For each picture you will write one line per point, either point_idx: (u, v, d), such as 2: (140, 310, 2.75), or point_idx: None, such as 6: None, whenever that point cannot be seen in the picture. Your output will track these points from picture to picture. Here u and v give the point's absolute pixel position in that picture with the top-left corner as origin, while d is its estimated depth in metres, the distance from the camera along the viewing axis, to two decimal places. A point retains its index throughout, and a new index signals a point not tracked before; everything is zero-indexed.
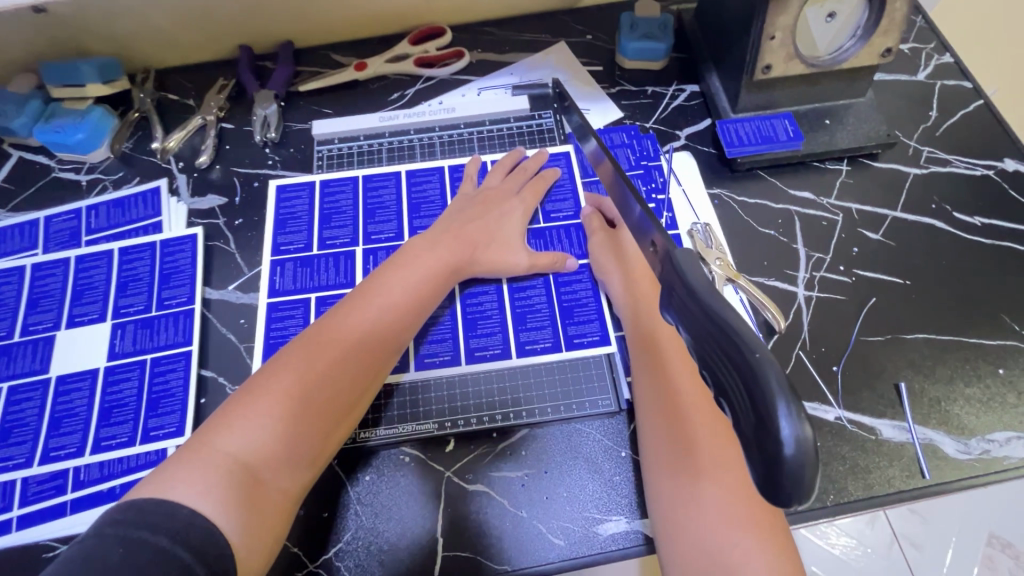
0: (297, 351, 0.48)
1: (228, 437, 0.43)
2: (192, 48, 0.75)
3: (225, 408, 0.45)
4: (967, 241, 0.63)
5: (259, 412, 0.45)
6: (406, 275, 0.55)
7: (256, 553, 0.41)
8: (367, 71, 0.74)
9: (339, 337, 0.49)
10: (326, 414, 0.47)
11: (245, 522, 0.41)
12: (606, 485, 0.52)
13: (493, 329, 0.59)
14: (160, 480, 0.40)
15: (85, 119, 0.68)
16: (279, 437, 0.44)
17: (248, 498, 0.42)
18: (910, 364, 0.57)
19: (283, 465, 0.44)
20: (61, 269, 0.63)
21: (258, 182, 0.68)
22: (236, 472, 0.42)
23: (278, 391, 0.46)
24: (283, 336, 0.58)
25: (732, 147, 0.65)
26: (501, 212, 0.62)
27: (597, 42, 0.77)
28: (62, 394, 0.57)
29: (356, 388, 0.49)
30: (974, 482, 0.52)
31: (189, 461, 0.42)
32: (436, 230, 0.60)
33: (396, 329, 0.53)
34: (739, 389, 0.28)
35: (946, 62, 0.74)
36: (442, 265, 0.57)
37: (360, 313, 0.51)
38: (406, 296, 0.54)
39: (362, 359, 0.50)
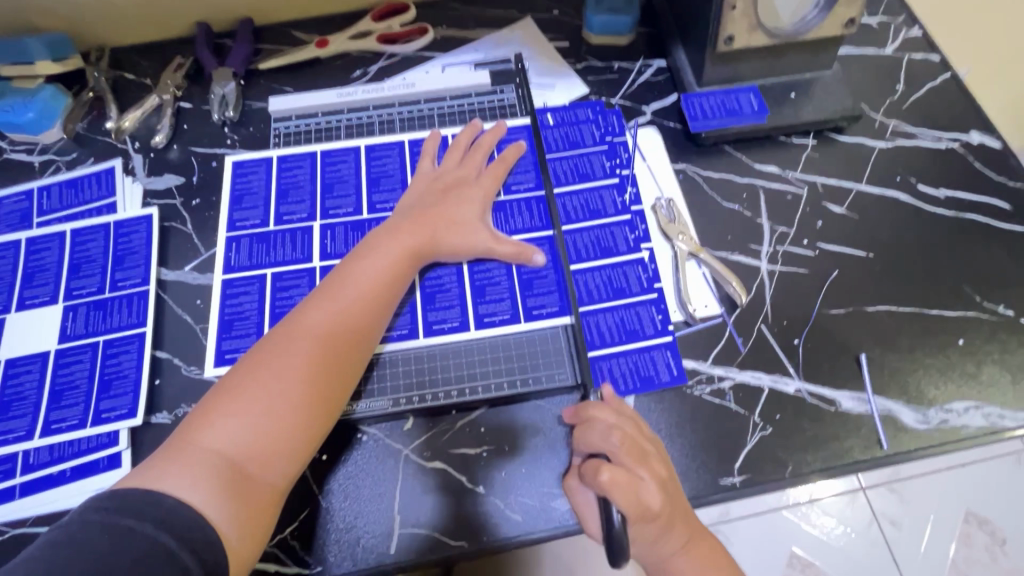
0: (276, 343, 0.48)
1: (211, 430, 0.43)
2: (147, 26, 0.73)
3: (206, 401, 0.45)
4: (930, 214, 0.62)
5: (239, 405, 0.44)
6: (379, 259, 0.54)
7: (248, 540, 0.42)
8: (329, 48, 0.73)
9: (312, 331, 0.49)
10: (307, 404, 0.46)
11: (235, 515, 0.41)
12: (565, 460, 0.52)
13: (451, 303, 0.58)
14: (146, 474, 0.41)
15: (35, 98, 0.67)
16: (261, 429, 0.44)
17: (235, 491, 0.42)
18: (871, 336, 0.57)
19: (269, 457, 0.44)
20: (11, 252, 0.61)
21: (216, 161, 0.67)
22: (220, 465, 0.42)
23: (256, 385, 0.45)
24: (239, 314, 0.57)
25: (696, 121, 0.65)
26: (460, 187, 0.60)
27: (563, 17, 0.75)
28: (11, 378, 0.55)
29: (337, 377, 0.48)
30: (932, 451, 0.52)
31: (172, 455, 0.42)
32: (401, 215, 0.58)
33: (373, 315, 0.52)
34: None
35: (914, 35, 0.73)
36: (409, 247, 0.55)
37: (330, 303, 0.50)
38: (379, 283, 0.53)
39: (338, 348, 0.49)
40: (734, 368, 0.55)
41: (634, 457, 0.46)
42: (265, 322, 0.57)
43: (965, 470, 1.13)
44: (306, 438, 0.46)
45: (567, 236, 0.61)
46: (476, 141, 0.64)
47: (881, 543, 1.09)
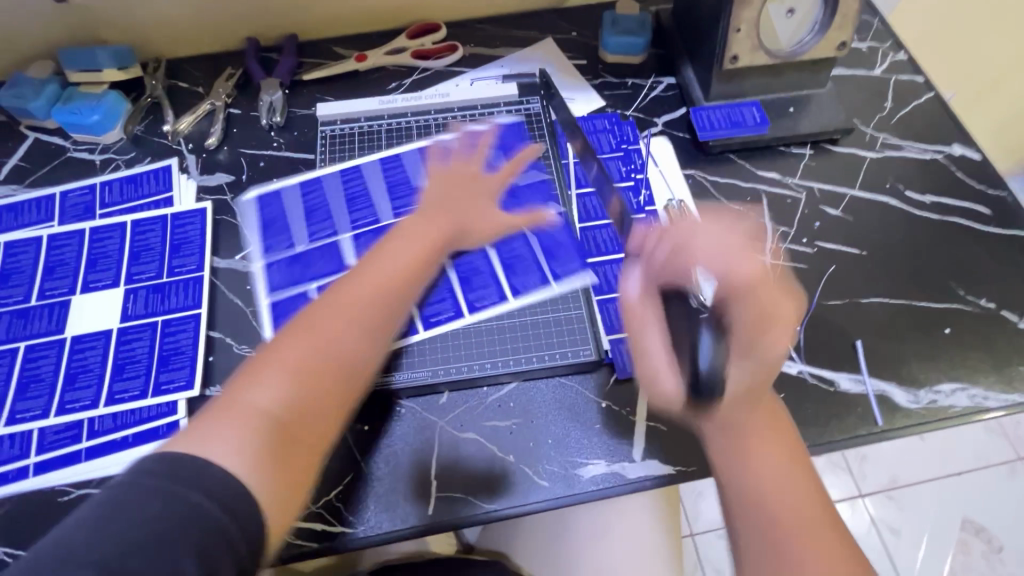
0: (312, 320, 0.50)
1: (256, 398, 0.45)
2: (202, 39, 0.80)
3: (244, 374, 0.47)
4: (917, 217, 0.69)
5: (280, 377, 0.46)
6: (406, 245, 0.58)
7: (293, 500, 0.44)
8: (367, 62, 0.80)
9: (347, 309, 0.51)
10: (342, 374, 0.49)
11: (279, 479, 0.43)
12: (588, 432, 0.57)
13: (485, 285, 0.63)
14: (191, 438, 0.41)
15: (100, 102, 0.73)
16: (303, 396, 0.47)
17: (277, 456, 0.43)
18: (865, 324, 0.62)
19: (310, 421, 0.47)
20: (76, 240, 0.67)
21: (264, 162, 0.73)
22: (268, 427, 0.44)
23: (297, 356, 0.48)
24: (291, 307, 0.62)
25: (704, 131, 0.71)
26: (477, 183, 0.64)
27: (581, 38, 0.83)
28: (77, 352, 0.60)
29: (370, 352, 0.52)
30: (924, 427, 0.57)
31: (220, 418, 0.43)
32: (426, 203, 0.62)
33: (402, 297, 0.55)
34: None
35: (900, 59, 0.80)
36: (434, 234, 0.59)
37: (363, 283, 0.53)
38: (407, 267, 0.57)
39: (372, 325, 0.52)
40: None
41: (757, 326, 0.46)
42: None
43: (959, 478, 1.17)
44: (341, 405, 0.49)
45: (588, 232, 0.67)
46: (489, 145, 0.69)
47: (881, 551, 1.11)
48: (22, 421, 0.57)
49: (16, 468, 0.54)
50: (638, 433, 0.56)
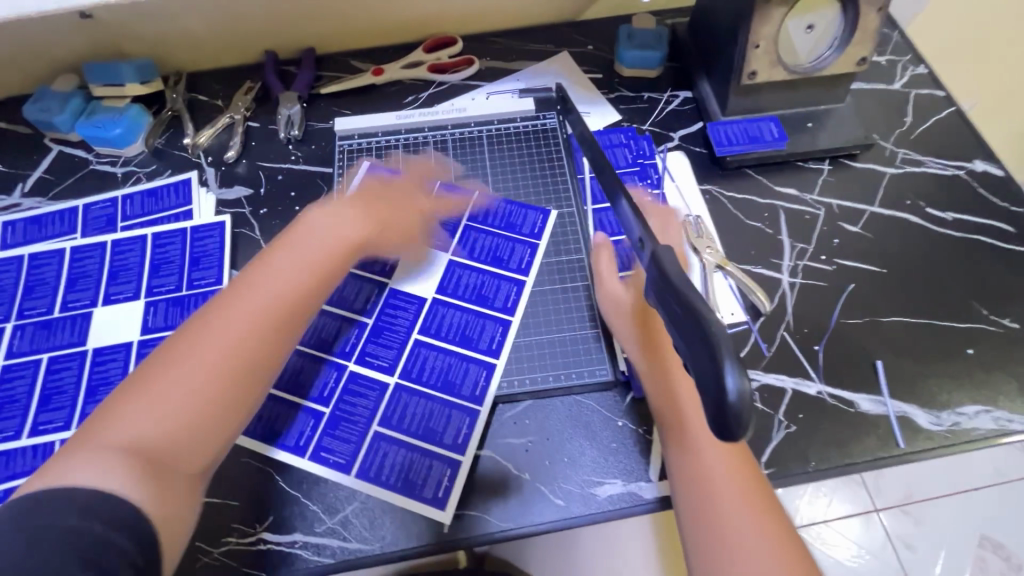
0: (189, 336, 0.47)
1: (118, 427, 0.42)
2: (222, 53, 0.81)
3: (108, 403, 0.44)
4: (938, 234, 0.68)
5: (147, 398, 0.43)
6: (298, 248, 0.54)
7: (171, 521, 0.40)
8: (384, 76, 0.80)
9: (230, 322, 0.47)
10: (225, 389, 0.46)
11: (159, 497, 0.40)
12: (603, 451, 0.56)
13: (497, 302, 0.63)
14: (47, 476, 0.39)
15: (123, 115, 0.74)
16: (173, 420, 0.43)
17: (152, 477, 0.41)
18: (885, 343, 0.61)
19: (183, 446, 0.43)
20: (98, 252, 0.68)
21: (282, 175, 0.74)
22: (133, 455, 0.41)
23: (170, 373, 0.44)
24: (348, 415, 0.57)
25: (721, 146, 0.71)
26: (399, 202, 0.65)
27: (597, 52, 0.83)
28: (98, 364, 0.61)
29: (260, 364, 0.48)
30: (947, 450, 0.56)
31: (75, 454, 0.40)
32: (335, 208, 0.59)
33: (300, 297, 0.51)
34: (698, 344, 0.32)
35: (920, 73, 0.80)
36: (337, 241, 0.56)
37: (247, 293, 0.49)
38: (301, 268, 0.53)
39: (261, 334, 0.48)
40: (760, 371, 0.60)
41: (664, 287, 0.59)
42: (375, 423, 0.57)
43: (977, 494, 1.15)
44: (225, 422, 0.45)
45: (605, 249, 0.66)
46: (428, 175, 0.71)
47: (897, 567, 1.10)
48: (44, 432, 0.57)
49: None
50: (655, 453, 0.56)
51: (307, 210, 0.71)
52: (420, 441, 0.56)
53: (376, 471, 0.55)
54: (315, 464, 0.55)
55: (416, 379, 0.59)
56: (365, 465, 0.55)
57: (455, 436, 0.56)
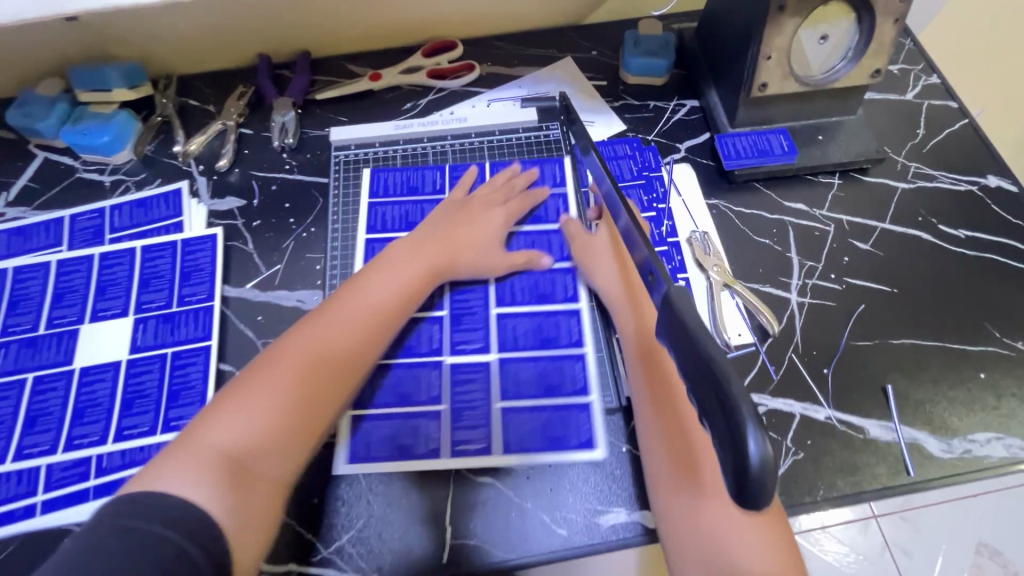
0: (285, 350, 0.52)
1: (213, 432, 0.46)
2: (214, 56, 0.78)
3: (211, 406, 0.49)
4: (951, 253, 0.66)
5: (243, 409, 0.48)
6: (386, 277, 0.59)
7: (244, 537, 0.43)
8: (381, 81, 0.78)
9: (316, 341, 0.53)
10: (307, 410, 0.50)
11: (235, 507, 0.43)
12: (607, 478, 0.55)
13: (491, 317, 0.62)
14: (150, 476, 0.43)
15: (110, 122, 0.71)
16: (261, 434, 0.47)
17: (235, 486, 0.44)
18: (896, 366, 0.60)
19: (265, 457, 0.47)
20: (85, 266, 0.65)
21: (275, 186, 0.71)
22: (224, 464, 0.45)
23: (268, 382, 0.49)
24: (468, 404, 0.57)
25: (730, 160, 0.69)
26: (482, 213, 0.65)
27: (602, 57, 0.80)
28: (85, 385, 0.59)
29: (337, 386, 0.52)
30: (958, 479, 0.55)
31: (175, 456, 0.44)
32: (419, 235, 0.63)
33: (383, 326, 0.56)
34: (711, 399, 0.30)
35: (933, 83, 0.78)
36: (421, 269, 0.60)
37: (340, 317, 0.55)
38: (387, 297, 0.57)
39: (343, 357, 0.53)
40: (768, 395, 0.58)
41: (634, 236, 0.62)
42: (495, 403, 0.57)
43: None
44: (302, 440, 0.49)
45: None
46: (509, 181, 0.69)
47: None
48: (29, 456, 0.55)
49: (22, 507, 0.53)
50: None
51: (301, 222, 0.69)
52: (553, 453, 0.55)
53: (519, 444, 0.56)
54: (459, 460, 0.55)
55: (516, 392, 0.58)
56: (523, 445, 0.55)
57: (582, 434, 0.56)
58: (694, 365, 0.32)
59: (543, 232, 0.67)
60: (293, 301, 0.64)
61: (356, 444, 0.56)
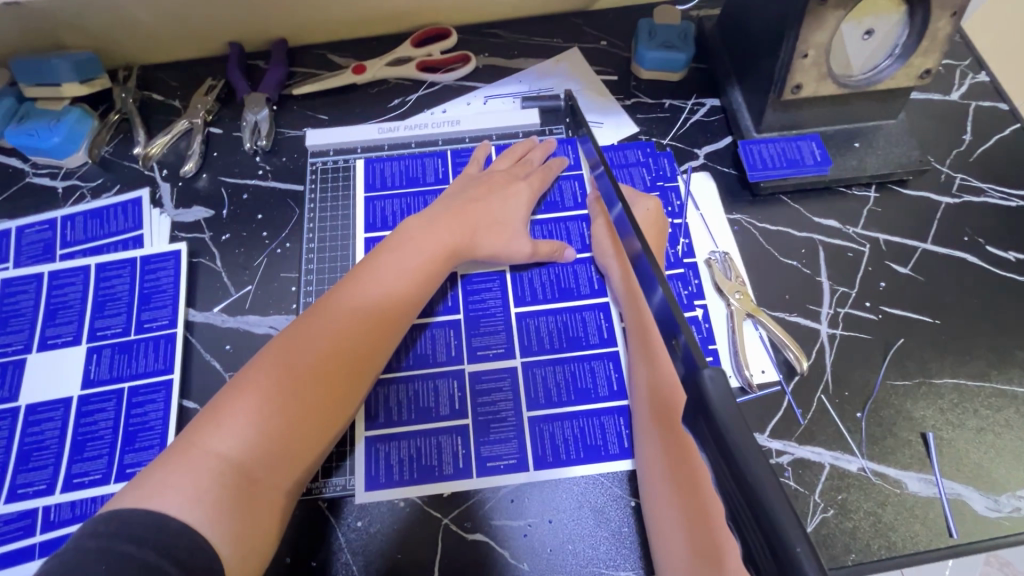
0: (295, 336, 0.45)
1: (216, 436, 0.40)
2: (179, 46, 0.70)
3: (210, 405, 0.42)
4: (999, 278, 0.59)
5: (248, 409, 0.41)
6: (404, 255, 0.52)
7: (251, 561, 0.39)
8: (366, 74, 0.69)
9: (330, 328, 0.46)
10: (323, 409, 0.44)
11: (239, 530, 0.38)
12: (614, 537, 0.48)
13: (496, 328, 0.56)
14: (145, 488, 0.37)
15: (61, 121, 0.64)
16: (271, 437, 0.41)
17: (240, 504, 0.39)
18: (937, 410, 0.53)
19: (273, 467, 0.41)
20: (34, 286, 0.59)
21: (247, 194, 0.64)
22: (233, 475, 0.39)
23: (278, 375, 0.43)
24: (494, 415, 0.53)
25: (755, 171, 0.61)
26: (504, 188, 0.60)
27: (612, 48, 0.72)
28: (32, 425, 0.53)
29: (354, 381, 0.47)
30: (1005, 542, 0.49)
31: (173, 465, 0.38)
32: (436, 209, 0.57)
33: (401, 312, 0.51)
34: (759, 540, 0.24)
35: (982, 81, 0.70)
36: (442, 247, 0.54)
37: (356, 300, 0.49)
38: (405, 279, 0.52)
39: (361, 349, 0.47)
40: (794, 442, 0.52)
41: (654, 226, 0.58)
42: (523, 411, 0.53)
43: None
44: (313, 444, 0.44)
45: None
46: (525, 155, 0.64)
47: None
48: None
49: None
50: None
51: (275, 236, 0.62)
52: (592, 464, 0.51)
53: (555, 453, 0.51)
54: (489, 477, 0.50)
55: (545, 399, 0.53)
56: (560, 455, 0.51)
57: (619, 441, 0.51)
58: (741, 500, 0.25)
59: (561, 220, 0.62)
60: (266, 327, 0.58)
61: (373, 466, 0.51)
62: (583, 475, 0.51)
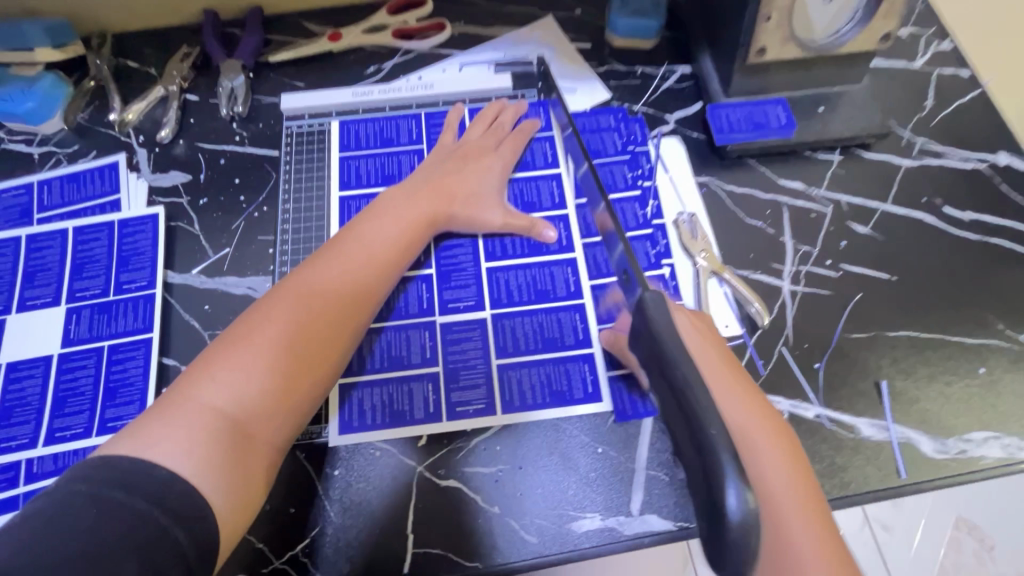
0: (285, 295, 0.47)
1: (208, 388, 0.41)
2: (152, 11, 0.70)
3: (200, 360, 0.43)
4: (954, 237, 0.61)
5: (240, 362, 0.43)
6: (387, 222, 0.55)
7: (244, 510, 0.39)
8: (342, 41, 0.70)
9: (319, 287, 0.48)
10: (314, 366, 0.46)
11: (232, 484, 0.39)
12: (582, 481, 0.51)
13: (468, 282, 0.58)
14: (138, 437, 0.38)
15: (35, 86, 0.64)
16: (263, 391, 0.43)
17: (232, 457, 0.40)
18: (890, 361, 0.56)
19: (265, 419, 0.43)
20: (11, 249, 0.59)
21: (224, 159, 0.65)
22: (225, 426, 0.40)
23: (269, 331, 0.45)
24: (464, 363, 0.54)
25: (722, 134, 0.63)
26: (478, 158, 0.61)
27: (586, 17, 0.73)
28: (13, 382, 0.54)
29: (342, 338, 0.48)
30: (950, 481, 0.52)
31: (167, 418, 0.39)
32: (414, 182, 0.59)
33: (385, 274, 0.52)
34: (688, 439, 0.31)
35: (945, 49, 0.71)
36: (420, 217, 0.56)
37: (342, 262, 0.50)
38: (388, 244, 0.53)
39: (350, 307, 0.49)
40: None
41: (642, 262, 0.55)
42: (493, 359, 0.54)
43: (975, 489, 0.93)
44: (304, 399, 0.45)
45: (581, 211, 0.61)
46: (497, 118, 0.65)
47: None
48: None
49: None
50: (637, 484, 0.50)
51: (252, 200, 0.63)
52: (557, 408, 0.53)
53: (522, 398, 0.53)
54: (459, 421, 0.52)
55: (514, 348, 0.55)
56: (526, 399, 0.53)
57: (584, 386, 0.53)
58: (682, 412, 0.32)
59: (532, 179, 0.63)
60: (243, 288, 0.59)
61: (346, 412, 0.52)
62: (550, 421, 0.53)
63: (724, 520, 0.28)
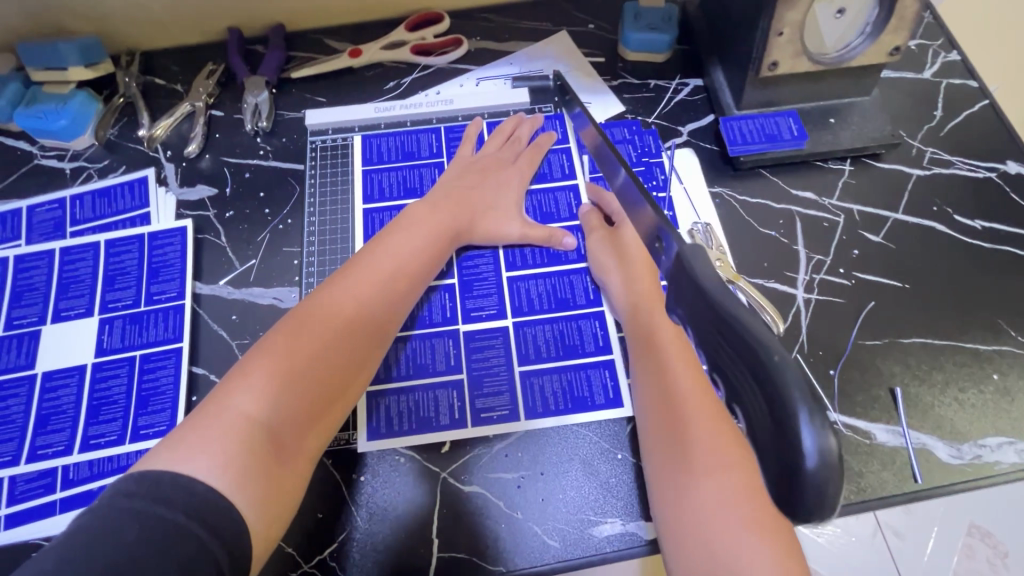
0: (314, 306, 0.49)
1: (242, 400, 0.42)
2: (178, 30, 0.72)
3: (235, 372, 0.44)
4: (966, 245, 0.62)
5: (272, 374, 0.44)
6: (412, 235, 0.56)
7: (273, 526, 0.40)
8: (362, 58, 0.72)
9: (347, 298, 0.50)
10: (342, 377, 0.47)
11: (262, 498, 0.40)
12: (602, 487, 0.52)
13: (489, 291, 0.59)
14: (177, 451, 0.39)
15: (68, 104, 0.66)
16: (295, 403, 0.44)
17: (262, 472, 0.41)
18: (904, 368, 0.57)
19: (295, 431, 0.44)
20: (46, 262, 0.61)
21: (249, 173, 0.67)
22: (260, 437, 0.42)
23: (300, 342, 0.46)
24: (487, 370, 0.56)
25: (735, 145, 0.65)
26: (497, 173, 0.63)
27: (599, 31, 0.75)
28: (49, 391, 0.56)
29: (369, 350, 0.50)
30: (966, 485, 0.52)
31: (204, 431, 0.40)
32: (433, 196, 0.60)
33: (410, 287, 0.54)
34: (750, 385, 0.28)
35: (953, 60, 0.73)
36: (443, 230, 0.58)
37: (370, 274, 0.52)
38: (412, 257, 0.55)
39: (376, 319, 0.51)
40: None
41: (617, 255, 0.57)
42: (515, 366, 0.56)
43: None
44: (332, 410, 0.47)
45: None
46: (514, 132, 0.67)
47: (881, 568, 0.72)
48: None
49: None
50: None
51: (277, 213, 0.65)
52: (579, 414, 0.54)
53: (544, 405, 0.54)
54: (483, 427, 0.54)
55: (535, 355, 0.56)
56: (548, 406, 0.54)
57: (605, 392, 0.55)
58: (739, 359, 0.29)
59: (549, 191, 0.65)
60: (270, 299, 0.60)
61: (374, 418, 0.54)
62: (571, 426, 0.54)
63: (799, 467, 0.26)
